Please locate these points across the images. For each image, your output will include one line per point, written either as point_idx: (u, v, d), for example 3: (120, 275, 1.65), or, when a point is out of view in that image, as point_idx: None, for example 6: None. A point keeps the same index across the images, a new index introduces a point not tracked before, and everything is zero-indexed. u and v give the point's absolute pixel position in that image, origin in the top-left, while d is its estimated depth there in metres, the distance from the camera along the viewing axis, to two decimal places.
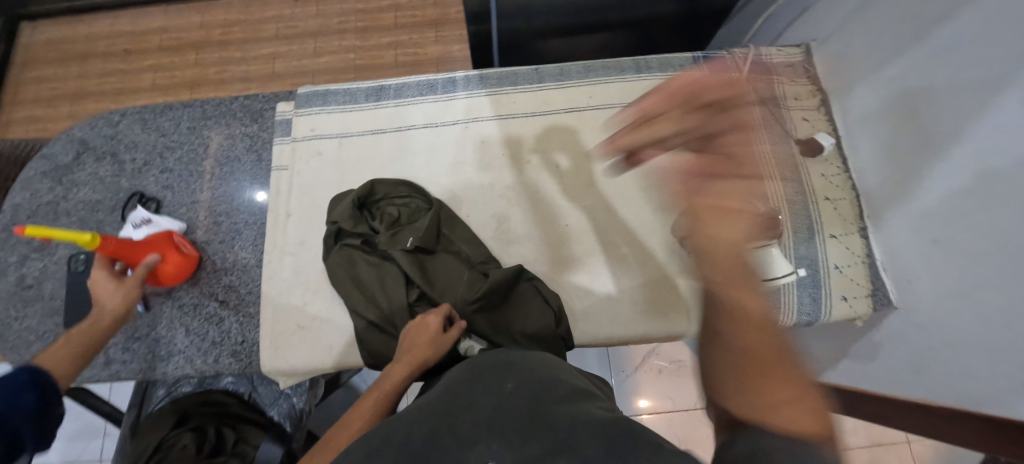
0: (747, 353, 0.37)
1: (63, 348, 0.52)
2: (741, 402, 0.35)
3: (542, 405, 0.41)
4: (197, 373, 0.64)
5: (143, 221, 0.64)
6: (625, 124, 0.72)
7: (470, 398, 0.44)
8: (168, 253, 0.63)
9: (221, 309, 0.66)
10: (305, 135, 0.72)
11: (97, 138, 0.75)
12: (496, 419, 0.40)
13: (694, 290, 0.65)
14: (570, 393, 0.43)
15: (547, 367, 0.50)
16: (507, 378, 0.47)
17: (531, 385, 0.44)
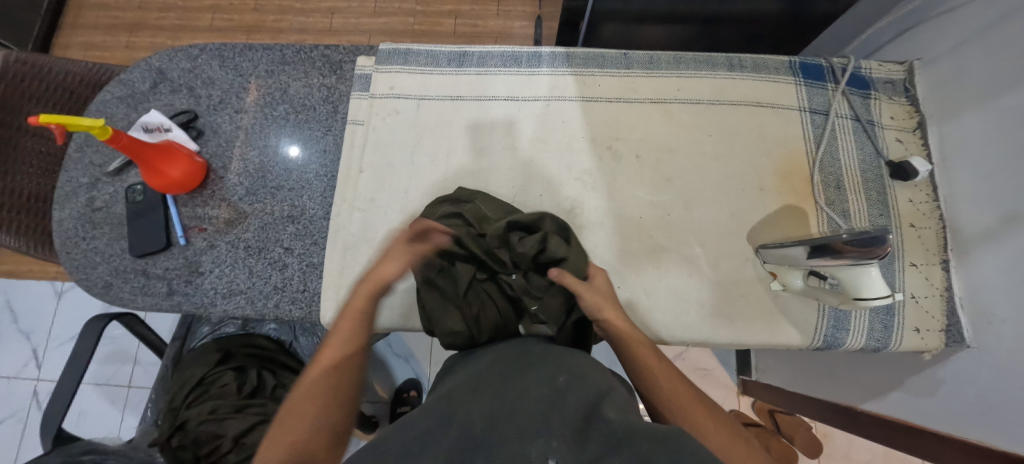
0: (683, 383, 0.49)
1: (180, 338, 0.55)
2: (694, 416, 0.45)
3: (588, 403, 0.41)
4: (257, 315, 0.65)
5: (158, 127, 0.67)
6: (710, 122, 0.69)
7: (515, 382, 0.46)
8: (177, 160, 0.65)
9: (286, 256, 0.66)
10: (383, 92, 0.71)
11: (175, 70, 0.74)
12: (547, 410, 0.41)
13: (763, 300, 0.64)
14: (607, 391, 0.43)
15: (599, 370, 0.50)
16: (557, 369, 0.48)
17: (579, 377, 0.46)
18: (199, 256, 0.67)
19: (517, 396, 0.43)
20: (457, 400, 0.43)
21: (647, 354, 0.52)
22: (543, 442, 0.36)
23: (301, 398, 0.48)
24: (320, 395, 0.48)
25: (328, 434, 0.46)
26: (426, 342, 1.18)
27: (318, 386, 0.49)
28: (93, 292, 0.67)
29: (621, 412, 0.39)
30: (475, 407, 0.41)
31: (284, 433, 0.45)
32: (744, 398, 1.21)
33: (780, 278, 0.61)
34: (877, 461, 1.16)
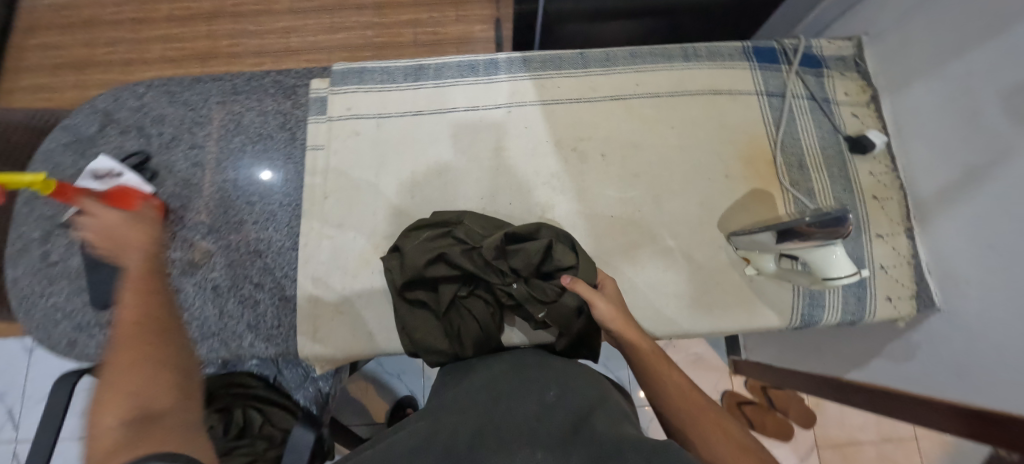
0: (694, 396, 0.50)
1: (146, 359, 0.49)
2: (704, 431, 0.46)
3: (576, 417, 0.42)
4: (232, 356, 0.63)
5: (108, 173, 0.65)
6: (672, 114, 0.70)
7: (509, 397, 0.46)
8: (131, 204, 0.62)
9: (256, 292, 0.65)
10: (341, 114, 0.70)
11: (121, 110, 0.72)
12: (533, 426, 0.41)
13: (740, 286, 0.64)
14: (595, 403, 0.44)
15: (586, 377, 0.50)
16: (543, 382, 0.48)
17: (567, 390, 0.46)
18: None
19: (506, 412, 0.44)
20: (446, 414, 0.44)
21: (662, 367, 0.52)
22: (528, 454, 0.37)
23: (119, 354, 0.43)
24: (142, 343, 0.44)
25: (168, 379, 0.43)
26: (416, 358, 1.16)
27: (136, 340, 0.44)
28: (58, 350, 0.65)
29: (606, 422, 0.40)
30: (463, 423, 0.42)
31: (108, 391, 0.40)
32: (736, 377, 1.23)
33: (754, 263, 0.62)
34: (869, 425, 1.19)
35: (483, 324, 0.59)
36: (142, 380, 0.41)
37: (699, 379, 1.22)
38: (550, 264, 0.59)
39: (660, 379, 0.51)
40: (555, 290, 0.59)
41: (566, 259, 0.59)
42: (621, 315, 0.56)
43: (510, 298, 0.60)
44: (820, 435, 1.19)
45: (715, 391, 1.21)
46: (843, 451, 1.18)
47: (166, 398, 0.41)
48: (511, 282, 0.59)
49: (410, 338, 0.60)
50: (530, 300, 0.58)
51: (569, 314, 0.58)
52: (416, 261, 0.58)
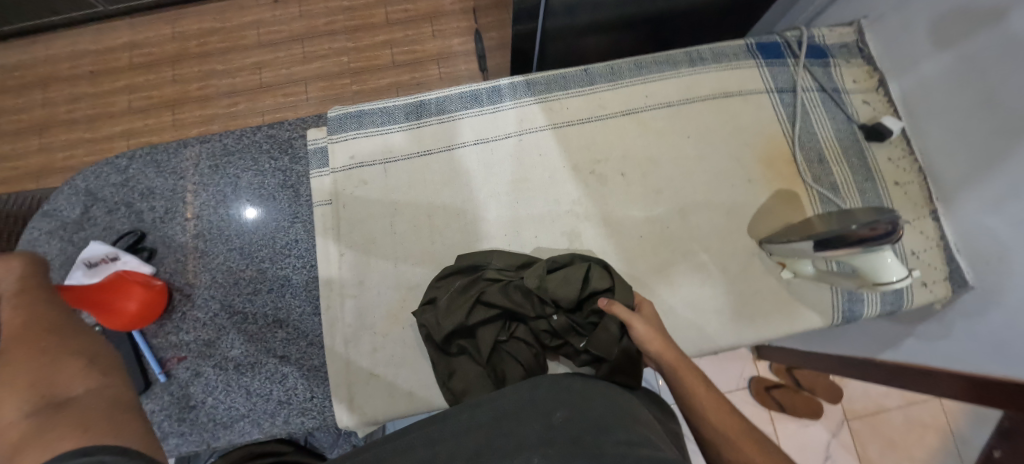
0: (732, 421, 0.45)
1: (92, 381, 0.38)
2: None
3: (586, 438, 0.39)
4: (267, 436, 0.59)
5: (104, 258, 0.59)
6: (685, 123, 0.68)
7: (517, 418, 0.44)
8: (132, 291, 0.58)
9: (283, 365, 0.61)
10: (344, 164, 0.66)
11: (107, 188, 0.67)
12: (534, 439, 0.40)
13: (777, 291, 0.63)
14: (607, 422, 0.42)
15: (599, 395, 0.48)
16: (554, 400, 0.46)
17: (579, 410, 0.44)
18: (186, 389, 0.60)
19: (510, 429, 0.42)
20: (455, 439, 0.43)
21: (697, 389, 0.48)
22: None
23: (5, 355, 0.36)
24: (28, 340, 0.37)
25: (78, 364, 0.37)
26: None
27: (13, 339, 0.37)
28: None
29: (610, 439, 0.39)
30: (467, 447, 0.41)
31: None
32: (760, 362, 1.24)
33: (790, 267, 0.61)
34: (893, 393, 1.21)
35: (527, 366, 0.57)
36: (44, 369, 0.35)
37: (725, 369, 1.23)
38: (586, 292, 0.56)
39: (696, 402, 0.47)
40: (593, 317, 0.56)
41: (602, 284, 0.56)
42: (662, 338, 0.52)
43: (550, 332, 0.58)
44: (848, 409, 1.20)
45: (742, 379, 1.22)
46: (872, 420, 1.20)
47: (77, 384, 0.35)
48: (551, 315, 0.57)
49: (451, 390, 0.57)
50: (569, 329, 0.57)
51: (609, 340, 0.54)
52: (457, 312, 0.56)
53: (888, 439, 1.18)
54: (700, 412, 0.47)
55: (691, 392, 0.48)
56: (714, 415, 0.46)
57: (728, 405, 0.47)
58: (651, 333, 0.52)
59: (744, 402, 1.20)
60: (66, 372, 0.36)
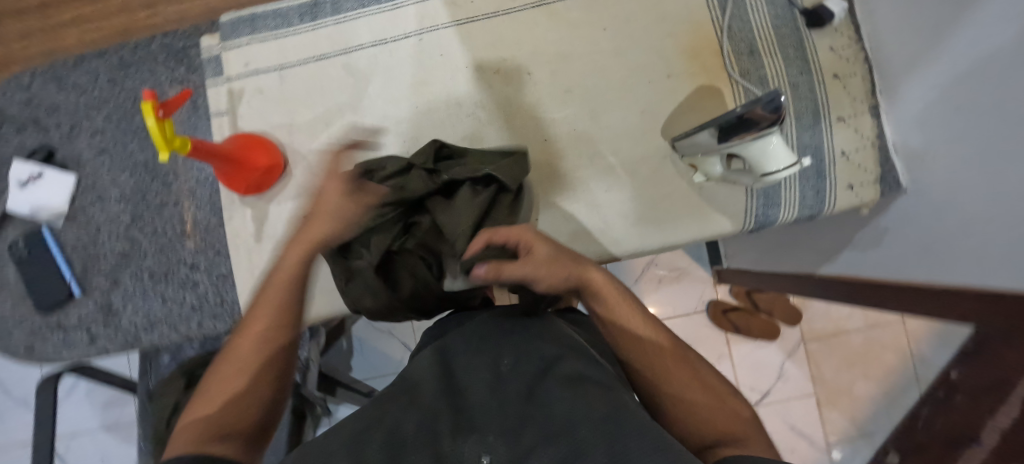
0: (652, 333, 0.42)
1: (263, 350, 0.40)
2: (667, 376, 0.39)
3: (538, 393, 0.34)
4: (185, 338, 0.63)
5: (30, 177, 0.63)
6: (602, 15, 0.62)
7: (466, 368, 0.39)
8: (259, 156, 0.59)
9: (194, 273, 0.63)
10: (239, 72, 0.63)
11: (13, 106, 0.66)
12: (488, 398, 0.34)
13: (688, 195, 0.60)
14: (557, 360, 0.38)
15: (555, 332, 0.43)
16: (499, 347, 0.41)
17: (529, 356, 0.39)
18: (107, 297, 0.63)
19: (456, 384, 0.37)
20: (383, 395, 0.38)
21: (618, 305, 0.43)
22: (479, 438, 0.30)
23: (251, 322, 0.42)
24: (274, 312, 0.42)
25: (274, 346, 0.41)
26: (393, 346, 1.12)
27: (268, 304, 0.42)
28: (20, 358, 0.65)
29: (568, 386, 0.34)
30: (406, 405, 0.34)
31: (232, 367, 0.39)
32: (721, 286, 1.21)
33: (700, 169, 0.56)
34: (856, 315, 1.19)
35: (420, 271, 0.57)
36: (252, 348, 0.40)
37: (685, 293, 1.22)
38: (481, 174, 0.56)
39: (621, 322, 0.42)
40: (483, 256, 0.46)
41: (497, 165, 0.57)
42: (556, 276, 0.42)
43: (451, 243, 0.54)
44: (807, 331, 1.20)
45: (701, 302, 1.22)
46: (831, 341, 1.19)
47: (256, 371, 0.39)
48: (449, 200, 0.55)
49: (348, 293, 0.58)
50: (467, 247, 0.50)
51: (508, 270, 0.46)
52: None
53: (845, 359, 1.19)
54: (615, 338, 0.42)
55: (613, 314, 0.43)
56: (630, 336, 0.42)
57: (653, 321, 0.43)
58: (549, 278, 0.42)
59: (700, 324, 1.21)
60: (262, 365, 0.40)
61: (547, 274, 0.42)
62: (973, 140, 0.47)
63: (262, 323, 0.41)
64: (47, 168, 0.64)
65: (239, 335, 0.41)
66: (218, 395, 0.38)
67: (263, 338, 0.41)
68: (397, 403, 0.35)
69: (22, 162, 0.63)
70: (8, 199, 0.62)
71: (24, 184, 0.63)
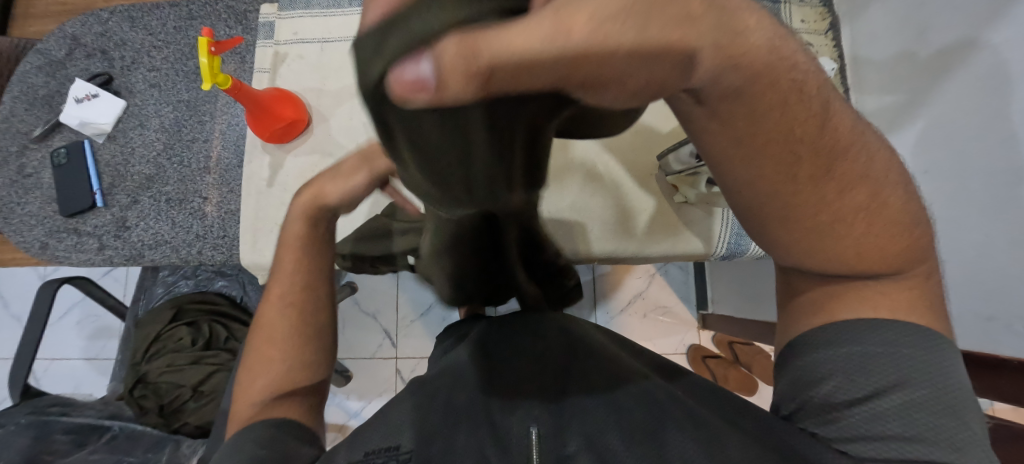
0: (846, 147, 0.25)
1: (277, 341, 0.42)
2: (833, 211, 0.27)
3: (577, 371, 0.39)
4: (183, 262, 0.69)
5: (86, 96, 0.71)
6: None
7: (502, 344, 0.45)
8: (286, 108, 0.65)
9: (205, 205, 0.69)
10: (287, 39, 0.71)
11: (88, 35, 0.75)
12: (534, 376, 0.40)
13: (666, 212, 0.64)
14: (594, 347, 0.43)
15: (582, 326, 0.48)
16: (535, 332, 0.46)
17: (567, 339, 0.44)
18: (124, 212, 0.70)
19: (508, 381, 0.39)
20: (438, 373, 0.42)
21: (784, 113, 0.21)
22: (524, 413, 0.35)
23: (267, 316, 0.44)
24: (295, 302, 0.44)
25: (290, 335, 0.43)
26: (369, 329, 1.12)
27: (278, 306, 0.44)
28: (33, 254, 0.70)
29: (624, 390, 0.36)
30: (460, 390, 0.38)
31: (263, 357, 0.42)
32: (704, 332, 1.17)
33: (682, 190, 0.61)
34: None
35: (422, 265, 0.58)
36: (275, 339, 0.43)
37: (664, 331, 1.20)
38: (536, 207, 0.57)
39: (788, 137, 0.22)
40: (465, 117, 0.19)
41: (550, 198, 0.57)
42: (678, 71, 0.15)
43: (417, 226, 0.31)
44: None
45: (682, 344, 1.15)
46: None
47: (283, 355, 0.42)
48: None
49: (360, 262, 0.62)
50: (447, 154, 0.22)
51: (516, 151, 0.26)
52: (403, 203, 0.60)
53: None
54: (717, 113, 0.21)
55: (763, 84, 0.19)
56: (781, 132, 0.22)
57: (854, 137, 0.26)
58: (628, 97, 0.15)
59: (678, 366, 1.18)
60: (282, 350, 0.42)
61: (638, 71, 0.13)
62: (939, 186, 0.48)
63: (282, 323, 0.43)
64: (103, 91, 0.72)
65: (260, 337, 0.43)
66: (256, 379, 0.41)
67: (285, 330, 0.43)
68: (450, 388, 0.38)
69: (83, 82, 0.72)
70: (62, 110, 0.70)
71: (79, 101, 0.71)
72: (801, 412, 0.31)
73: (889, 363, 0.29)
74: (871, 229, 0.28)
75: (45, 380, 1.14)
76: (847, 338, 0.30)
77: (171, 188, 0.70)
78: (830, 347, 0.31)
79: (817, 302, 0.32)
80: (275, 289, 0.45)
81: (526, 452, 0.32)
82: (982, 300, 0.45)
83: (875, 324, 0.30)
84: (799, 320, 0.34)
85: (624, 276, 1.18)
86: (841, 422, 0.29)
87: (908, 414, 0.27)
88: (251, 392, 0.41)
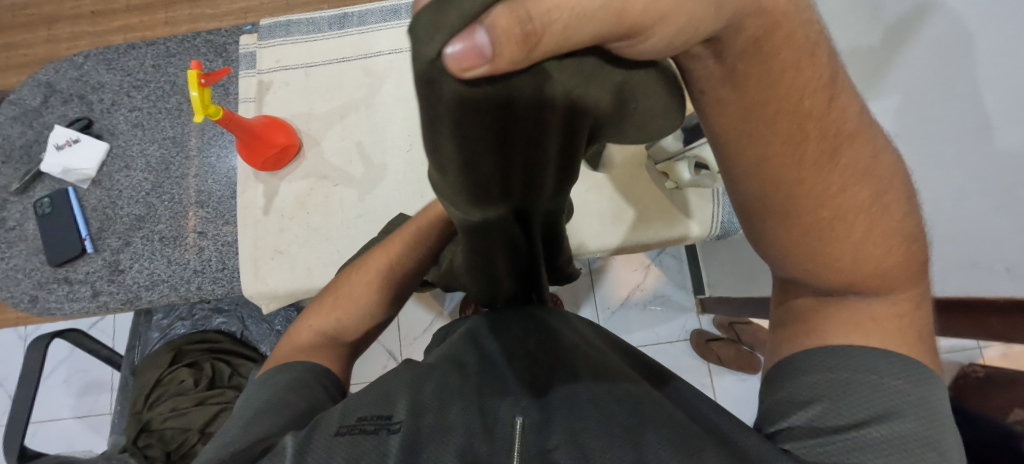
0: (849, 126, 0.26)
1: (353, 298, 0.49)
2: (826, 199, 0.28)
3: (564, 367, 0.38)
4: (181, 299, 0.67)
5: (67, 142, 0.70)
6: None
7: (495, 343, 0.44)
8: (277, 135, 0.65)
9: (200, 240, 0.68)
10: (270, 67, 0.72)
11: (63, 81, 0.74)
12: (520, 373, 0.38)
13: (660, 199, 0.66)
14: (581, 350, 0.42)
15: (579, 332, 0.48)
16: (530, 331, 0.46)
17: (557, 341, 0.44)
18: (116, 255, 0.68)
19: (499, 373, 0.39)
20: (428, 364, 0.40)
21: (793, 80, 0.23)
22: (512, 401, 0.33)
23: (354, 276, 0.50)
24: (387, 274, 0.50)
25: (369, 303, 0.49)
26: (371, 350, 1.10)
27: (372, 273, 0.50)
28: (21, 308, 0.68)
29: (612, 392, 0.34)
30: (453, 376, 0.37)
31: (338, 306, 0.49)
32: (704, 316, 1.19)
33: (672, 176, 0.63)
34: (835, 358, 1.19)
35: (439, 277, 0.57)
36: (356, 298, 0.49)
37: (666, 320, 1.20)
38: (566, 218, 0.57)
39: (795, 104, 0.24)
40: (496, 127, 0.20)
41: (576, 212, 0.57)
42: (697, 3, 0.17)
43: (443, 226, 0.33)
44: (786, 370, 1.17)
45: (684, 330, 1.17)
46: None
47: (353, 314, 0.48)
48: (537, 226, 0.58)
49: None
50: (470, 181, 0.23)
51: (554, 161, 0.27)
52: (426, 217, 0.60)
53: None
54: (733, 77, 0.23)
55: (774, 37, 0.21)
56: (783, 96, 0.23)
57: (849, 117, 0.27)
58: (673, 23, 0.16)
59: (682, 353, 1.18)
60: (355, 308, 0.48)
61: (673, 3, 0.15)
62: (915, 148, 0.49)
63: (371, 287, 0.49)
64: (84, 135, 0.71)
65: (339, 290, 0.50)
66: (320, 319, 0.48)
67: (366, 295, 0.49)
68: (443, 373, 0.37)
69: (62, 128, 0.70)
70: (42, 157, 0.69)
71: (60, 147, 0.70)
72: (785, 432, 0.28)
73: (872, 394, 0.28)
74: (865, 232, 0.29)
75: (35, 443, 1.08)
76: (827, 366, 0.30)
77: (164, 226, 0.69)
78: (818, 370, 0.30)
79: (803, 322, 0.33)
80: (375, 256, 0.51)
81: (509, 439, 0.28)
82: (961, 248, 0.46)
83: (864, 349, 0.30)
84: (789, 341, 0.34)
85: (621, 270, 1.20)
86: (826, 440, 0.26)
87: (892, 444, 0.25)
88: (300, 336, 0.46)
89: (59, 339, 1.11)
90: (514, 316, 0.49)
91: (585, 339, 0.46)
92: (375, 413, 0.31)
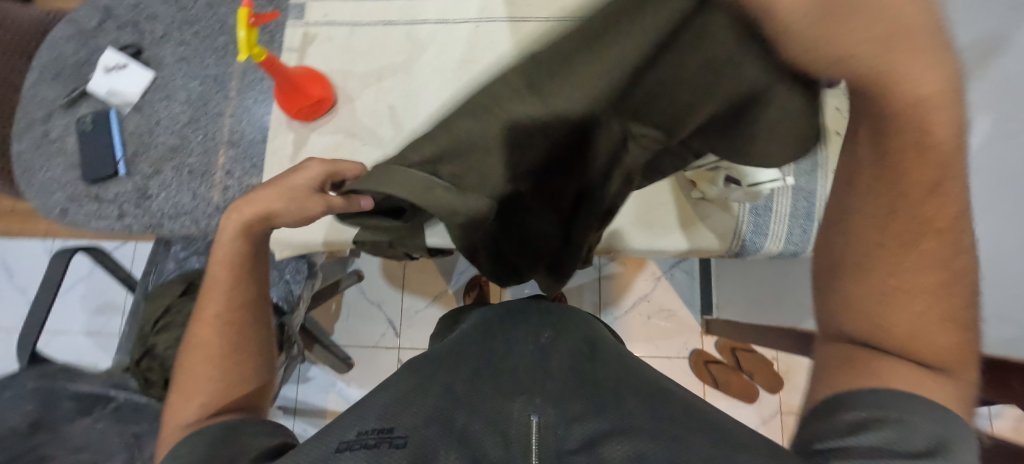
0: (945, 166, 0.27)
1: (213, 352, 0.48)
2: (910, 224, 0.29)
3: (583, 371, 0.38)
4: (201, 232, 0.70)
5: (117, 66, 0.72)
6: None
7: (507, 334, 0.44)
8: (315, 87, 0.67)
9: (227, 179, 0.70)
10: (318, 20, 0.72)
11: (120, 7, 0.76)
12: (535, 368, 0.38)
13: (683, 207, 0.65)
14: (597, 352, 0.42)
15: (588, 323, 0.48)
16: (542, 323, 0.46)
17: (572, 339, 0.43)
18: (145, 181, 0.70)
19: (505, 367, 0.38)
20: (434, 359, 0.40)
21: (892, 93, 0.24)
22: (527, 405, 0.33)
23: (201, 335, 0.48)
24: (234, 319, 0.48)
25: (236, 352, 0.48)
26: (372, 316, 1.11)
27: (212, 328, 0.48)
28: (51, 219, 0.71)
29: (642, 398, 0.34)
30: (457, 374, 0.37)
31: (201, 375, 0.47)
32: (708, 337, 1.16)
33: (700, 186, 0.61)
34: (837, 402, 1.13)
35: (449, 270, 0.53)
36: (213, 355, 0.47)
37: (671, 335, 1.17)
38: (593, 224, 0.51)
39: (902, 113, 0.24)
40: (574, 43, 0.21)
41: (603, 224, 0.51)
42: None
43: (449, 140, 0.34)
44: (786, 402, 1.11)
45: (685, 348, 1.15)
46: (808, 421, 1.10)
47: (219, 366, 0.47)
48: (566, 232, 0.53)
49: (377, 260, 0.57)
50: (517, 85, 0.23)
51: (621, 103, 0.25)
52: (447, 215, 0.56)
53: None
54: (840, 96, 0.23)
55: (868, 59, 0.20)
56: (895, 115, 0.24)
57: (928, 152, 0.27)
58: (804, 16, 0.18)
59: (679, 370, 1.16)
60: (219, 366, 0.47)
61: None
62: None
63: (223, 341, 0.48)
64: (132, 62, 0.73)
65: (194, 357, 0.48)
66: (188, 399, 0.46)
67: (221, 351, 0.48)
68: (455, 373, 0.37)
69: (114, 52, 0.73)
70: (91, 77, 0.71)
71: (108, 70, 0.72)
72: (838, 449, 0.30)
73: (919, 419, 0.30)
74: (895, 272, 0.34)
75: (45, 351, 1.12)
76: (875, 400, 0.32)
77: (195, 160, 0.71)
78: (867, 401, 0.32)
79: (847, 359, 0.35)
80: (209, 312, 0.49)
81: (527, 443, 0.30)
82: None
83: (905, 393, 0.32)
84: (838, 377, 0.35)
85: (630, 278, 1.18)
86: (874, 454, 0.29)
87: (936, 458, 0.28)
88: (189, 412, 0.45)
89: (83, 255, 1.16)
90: (520, 311, 0.48)
91: (602, 335, 0.46)
92: (378, 425, 0.32)
